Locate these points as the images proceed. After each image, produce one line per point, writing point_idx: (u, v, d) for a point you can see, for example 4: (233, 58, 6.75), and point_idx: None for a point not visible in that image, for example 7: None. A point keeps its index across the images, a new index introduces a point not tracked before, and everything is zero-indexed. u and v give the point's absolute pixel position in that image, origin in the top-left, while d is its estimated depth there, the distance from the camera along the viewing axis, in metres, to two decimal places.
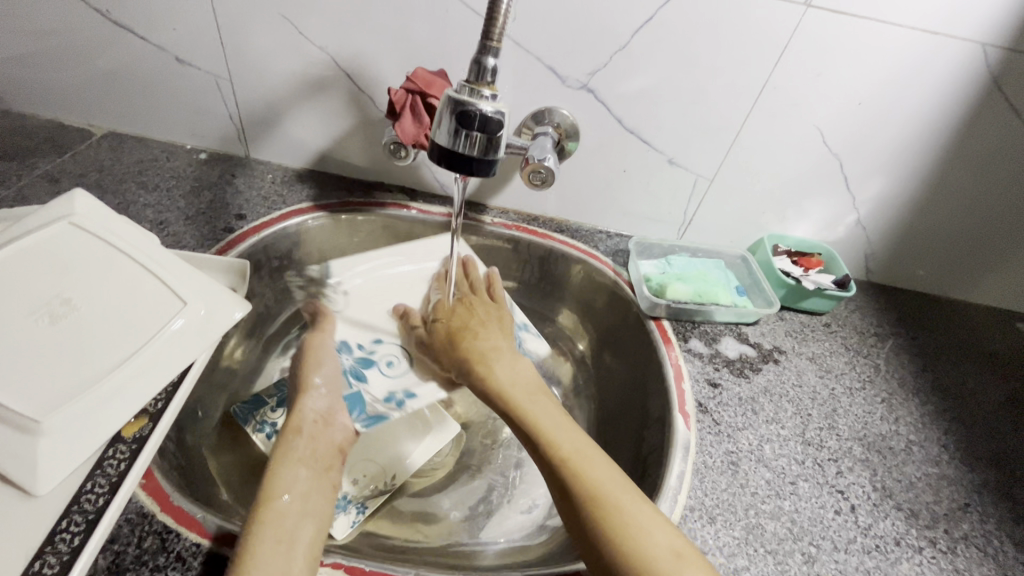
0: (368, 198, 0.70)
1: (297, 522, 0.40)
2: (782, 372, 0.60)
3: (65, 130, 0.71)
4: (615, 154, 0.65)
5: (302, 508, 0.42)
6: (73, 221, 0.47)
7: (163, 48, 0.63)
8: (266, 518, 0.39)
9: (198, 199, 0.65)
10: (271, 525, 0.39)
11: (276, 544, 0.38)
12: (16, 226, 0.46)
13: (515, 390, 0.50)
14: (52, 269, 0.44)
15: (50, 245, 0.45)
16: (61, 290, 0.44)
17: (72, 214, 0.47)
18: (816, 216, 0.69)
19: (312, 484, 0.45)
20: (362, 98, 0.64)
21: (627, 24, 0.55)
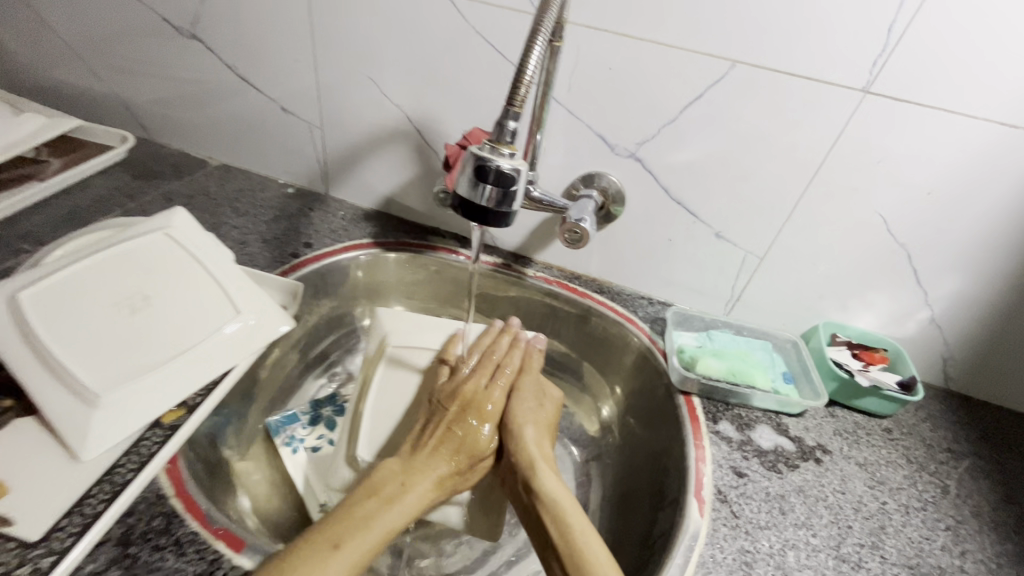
0: (422, 241, 0.75)
1: None
2: (824, 474, 0.54)
3: (189, 159, 0.85)
4: (661, 222, 0.65)
5: (377, 530, 0.45)
6: (168, 233, 0.56)
7: (273, 98, 0.75)
8: (385, 509, 0.46)
9: (277, 226, 0.74)
10: None
11: (376, 532, 0.44)
12: (125, 232, 0.55)
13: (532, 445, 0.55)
14: (138, 271, 0.52)
15: (144, 251, 0.54)
16: (141, 289, 0.51)
17: (168, 227, 0.56)
18: (881, 307, 0.63)
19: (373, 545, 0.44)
20: (427, 149, 0.70)
21: (676, 101, 0.56)
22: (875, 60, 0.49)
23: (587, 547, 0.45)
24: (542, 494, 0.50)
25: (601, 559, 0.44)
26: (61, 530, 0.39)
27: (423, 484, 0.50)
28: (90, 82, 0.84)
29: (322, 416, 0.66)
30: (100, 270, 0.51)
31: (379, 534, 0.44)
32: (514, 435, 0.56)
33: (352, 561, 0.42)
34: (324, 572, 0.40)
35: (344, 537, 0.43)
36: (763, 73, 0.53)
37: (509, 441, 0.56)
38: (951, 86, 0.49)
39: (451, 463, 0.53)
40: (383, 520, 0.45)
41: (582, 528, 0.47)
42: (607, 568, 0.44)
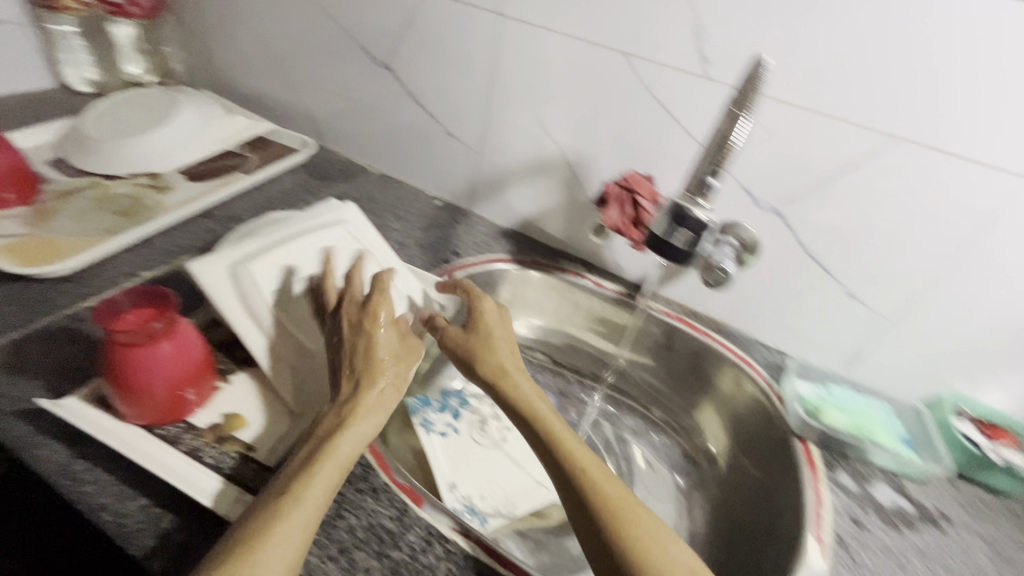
0: (553, 262, 0.83)
1: (306, 522, 0.40)
2: (945, 541, 0.55)
3: (355, 167, 0.98)
4: (792, 274, 0.68)
5: (335, 463, 0.44)
6: (348, 230, 0.66)
7: (442, 124, 0.86)
8: (333, 457, 0.44)
9: (430, 234, 0.84)
10: (285, 519, 0.40)
11: (322, 476, 0.43)
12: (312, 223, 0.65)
13: (537, 405, 0.52)
14: (317, 255, 0.61)
15: (314, 241, 0.62)
16: (331, 274, 0.60)
17: (348, 225, 0.66)
18: (1014, 386, 0.63)
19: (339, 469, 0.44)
20: (574, 183, 0.78)
21: (826, 168, 0.61)
22: None
23: (634, 530, 0.43)
24: (570, 459, 0.47)
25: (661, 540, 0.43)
26: None
27: (354, 433, 0.46)
28: (286, 95, 0.99)
29: (448, 407, 0.76)
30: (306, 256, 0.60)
31: (331, 471, 0.43)
32: (505, 386, 0.54)
33: (304, 518, 0.40)
34: (280, 516, 0.40)
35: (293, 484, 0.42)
36: (927, 151, 0.56)
37: (511, 391, 0.53)
38: None
39: (393, 386, 0.51)
40: (345, 437, 0.46)
41: (628, 507, 0.44)
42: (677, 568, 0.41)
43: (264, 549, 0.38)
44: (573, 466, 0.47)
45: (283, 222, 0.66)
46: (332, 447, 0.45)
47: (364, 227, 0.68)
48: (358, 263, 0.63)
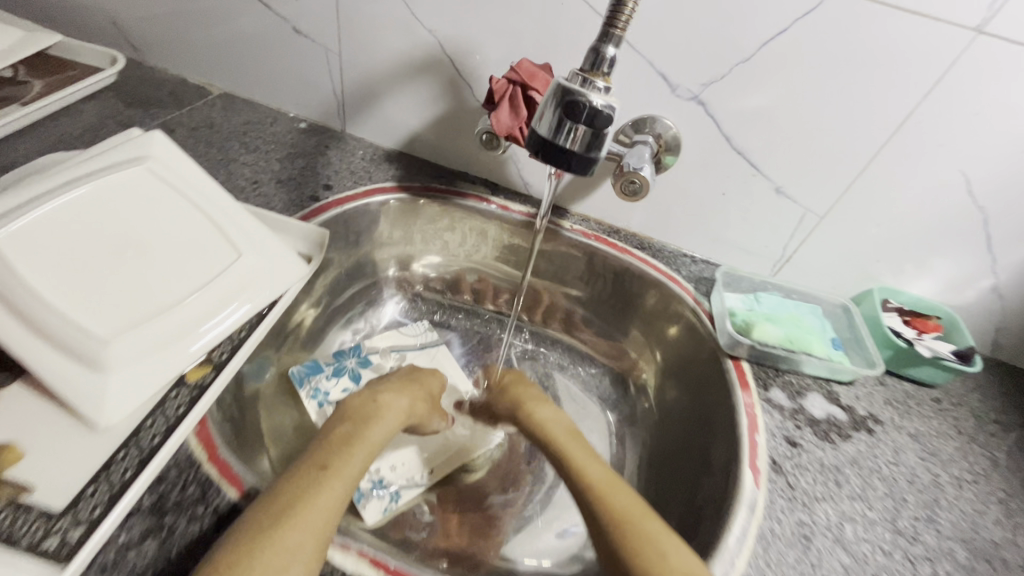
0: (450, 186, 0.69)
1: (327, 502, 0.39)
2: (877, 446, 0.52)
3: (187, 86, 0.76)
4: (717, 174, 0.59)
5: (359, 459, 0.45)
6: (150, 166, 0.48)
7: (285, 18, 0.66)
8: (358, 448, 0.45)
9: (291, 165, 0.67)
10: (308, 498, 0.38)
11: (359, 458, 0.44)
12: (93, 161, 0.46)
13: (562, 431, 0.52)
14: (103, 210, 0.44)
15: (96, 189, 0.44)
16: (128, 233, 0.44)
17: (149, 160, 0.47)
18: (941, 273, 0.60)
19: (363, 461, 0.45)
20: (461, 85, 0.63)
21: (753, 38, 0.50)
22: None
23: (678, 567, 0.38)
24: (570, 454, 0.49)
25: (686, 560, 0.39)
26: (87, 499, 0.36)
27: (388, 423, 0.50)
28: None
29: (345, 368, 0.63)
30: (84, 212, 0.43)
31: (364, 455, 0.45)
32: (535, 412, 0.55)
33: (331, 494, 0.40)
34: (308, 490, 0.39)
35: (333, 459, 0.43)
36: (869, 7, 0.46)
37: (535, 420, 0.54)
38: None
39: (415, 400, 0.55)
40: (373, 435, 0.48)
41: (620, 493, 0.44)
42: (670, 545, 0.39)
43: (289, 519, 0.36)
44: (573, 454, 0.49)
45: (53, 167, 0.47)
46: (364, 433, 0.47)
47: (177, 159, 0.50)
48: (170, 212, 0.46)
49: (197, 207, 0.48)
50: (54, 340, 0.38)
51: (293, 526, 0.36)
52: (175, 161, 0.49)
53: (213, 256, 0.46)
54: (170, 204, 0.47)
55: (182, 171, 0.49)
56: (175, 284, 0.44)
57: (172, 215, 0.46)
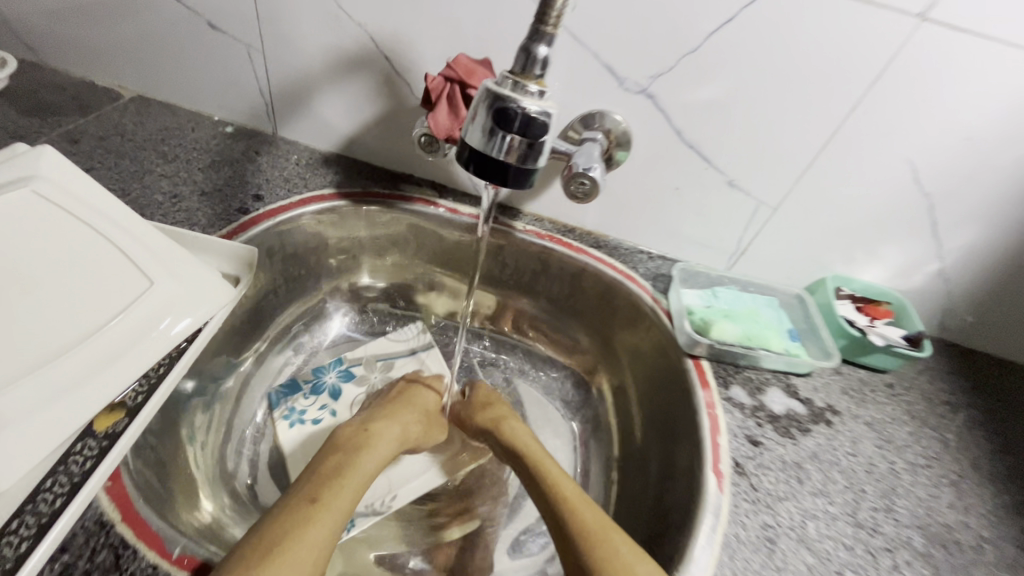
0: (394, 190, 0.65)
1: (321, 538, 0.40)
2: (835, 438, 0.52)
3: (94, 89, 0.69)
4: (670, 169, 0.58)
5: (350, 492, 0.45)
6: (37, 188, 0.42)
7: (198, 12, 0.60)
8: (350, 481, 0.46)
9: (217, 174, 0.62)
10: (299, 538, 0.39)
11: (349, 491, 0.45)
12: None
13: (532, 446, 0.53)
14: None
15: None
16: (16, 267, 0.39)
17: (36, 180, 0.42)
18: (892, 260, 0.60)
19: (355, 492, 0.45)
20: (398, 83, 0.59)
21: (699, 27, 0.48)
22: None
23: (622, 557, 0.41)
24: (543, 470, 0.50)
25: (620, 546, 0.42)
26: None
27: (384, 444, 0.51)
28: None
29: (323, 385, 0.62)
30: None
31: (354, 489, 0.45)
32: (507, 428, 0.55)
33: (326, 530, 0.40)
34: (306, 530, 0.40)
35: (322, 492, 0.43)
36: None
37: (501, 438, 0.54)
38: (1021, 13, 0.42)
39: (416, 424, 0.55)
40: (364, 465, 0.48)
41: (586, 507, 0.46)
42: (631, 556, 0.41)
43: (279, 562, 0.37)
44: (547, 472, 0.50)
45: None
46: (357, 463, 0.48)
47: (73, 177, 0.44)
48: (67, 239, 0.41)
49: (98, 231, 0.43)
50: None
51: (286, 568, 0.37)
52: (71, 179, 0.44)
53: (120, 285, 0.41)
54: (68, 229, 0.42)
55: (83, 192, 0.44)
56: (75, 320, 0.39)
57: (70, 242, 0.41)
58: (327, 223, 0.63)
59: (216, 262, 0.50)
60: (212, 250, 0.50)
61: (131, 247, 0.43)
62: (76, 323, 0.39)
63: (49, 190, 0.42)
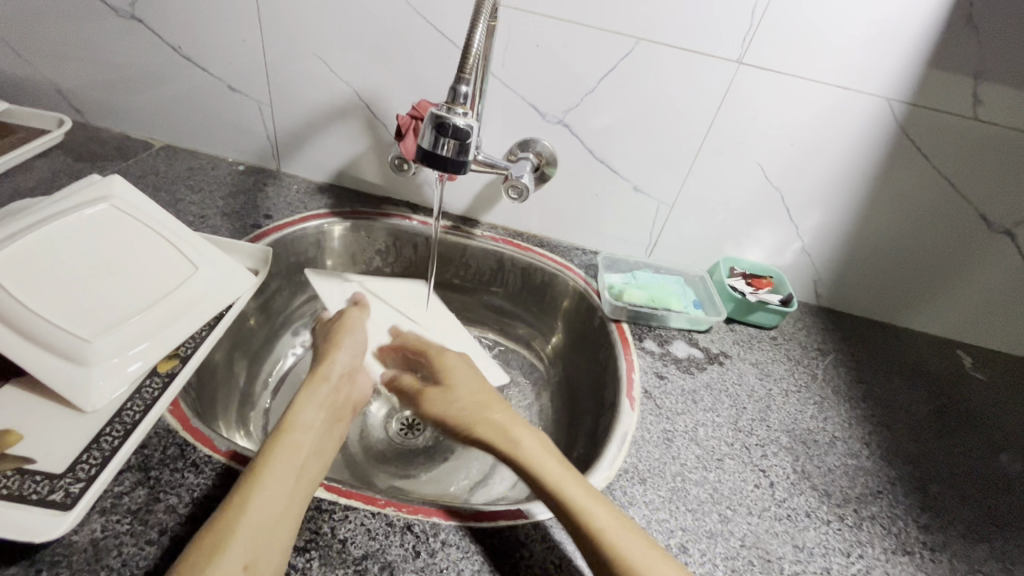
0: (377, 209, 0.82)
1: (264, 523, 0.38)
2: (725, 373, 0.67)
3: (130, 141, 0.85)
4: (588, 180, 0.76)
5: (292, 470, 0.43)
6: (113, 203, 0.57)
7: (220, 78, 0.77)
8: (280, 458, 0.43)
9: (234, 201, 0.77)
10: (239, 529, 0.38)
11: (280, 471, 0.42)
12: (65, 201, 0.55)
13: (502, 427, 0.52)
14: (75, 239, 0.53)
15: (72, 223, 0.54)
16: (101, 255, 0.53)
17: (113, 197, 0.57)
18: (766, 242, 0.78)
19: (302, 468, 0.43)
20: (377, 125, 0.77)
21: (593, 75, 0.67)
22: (745, 36, 0.61)
23: (577, 503, 0.44)
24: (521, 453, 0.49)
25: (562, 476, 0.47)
26: (83, 462, 0.43)
27: (313, 403, 0.50)
28: (10, 64, 0.81)
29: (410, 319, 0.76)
30: (60, 242, 0.52)
31: (299, 455, 0.44)
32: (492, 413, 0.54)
33: (263, 515, 0.39)
34: (238, 521, 0.38)
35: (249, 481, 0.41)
36: (663, 49, 0.63)
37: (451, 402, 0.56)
38: (804, 56, 0.62)
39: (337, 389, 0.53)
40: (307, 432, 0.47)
41: (565, 488, 0.45)
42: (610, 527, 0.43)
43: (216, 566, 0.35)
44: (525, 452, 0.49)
45: (28, 209, 0.56)
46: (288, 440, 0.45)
47: (137, 197, 0.60)
48: (136, 238, 0.56)
49: (157, 233, 0.58)
50: (44, 340, 0.46)
51: (239, 562, 0.36)
52: (135, 198, 0.59)
53: (175, 271, 0.56)
54: (136, 232, 0.57)
55: (145, 207, 0.59)
56: (144, 292, 0.53)
57: (137, 240, 0.56)
58: (325, 237, 0.79)
59: (240, 259, 0.65)
60: (238, 251, 0.65)
61: (181, 245, 0.58)
62: (145, 294, 0.53)
63: (122, 204, 0.57)
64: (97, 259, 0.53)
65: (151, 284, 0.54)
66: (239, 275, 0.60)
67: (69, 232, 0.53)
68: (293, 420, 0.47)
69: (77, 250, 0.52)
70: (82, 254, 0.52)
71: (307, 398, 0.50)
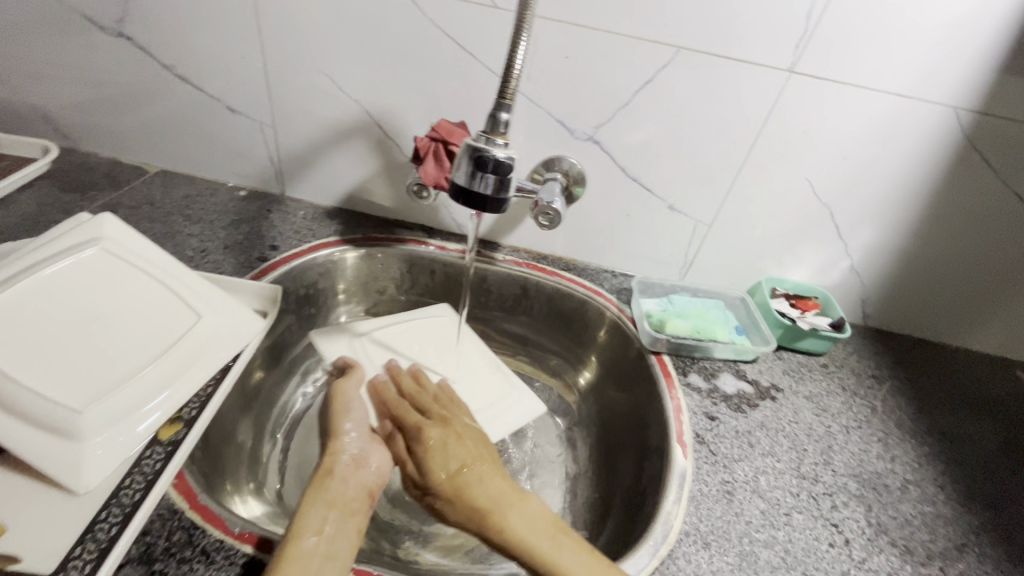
0: (390, 234, 0.76)
1: None
2: (779, 409, 0.62)
3: (123, 168, 0.80)
4: (619, 199, 0.70)
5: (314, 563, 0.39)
6: (105, 246, 0.51)
7: (218, 99, 0.71)
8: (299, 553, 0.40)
9: (237, 231, 0.72)
10: None
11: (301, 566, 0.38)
12: (51, 246, 0.49)
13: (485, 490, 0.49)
14: (62, 291, 0.47)
15: (60, 272, 0.48)
16: (91, 309, 0.47)
17: (104, 240, 0.51)
18: (812, 261, 0.72)
19: (322, 562, 0.40)
20: (390, 145, 0.71)
21: (627, 87, 0.61)
22: (797, 42, 0.56)
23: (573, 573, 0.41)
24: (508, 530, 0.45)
25: (584, 571, 0.41)
26: (76, 560, 0.38)
27: (321, 500, 0.45)
28: None
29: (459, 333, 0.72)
30: (46, 296, 0.46)
31: (314, 550, 0.40)
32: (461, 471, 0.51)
33: None
34: None
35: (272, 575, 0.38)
36: (704, 58, 0.58)
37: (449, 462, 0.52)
38: (863, 63, 0.56)
39: (354, 465, 0.51)
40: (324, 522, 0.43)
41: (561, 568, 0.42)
42: None
43: None
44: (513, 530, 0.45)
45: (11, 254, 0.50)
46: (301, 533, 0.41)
47: (132, 237, 0.54)
48: (131, 286, 0.50)
49: (156, 279, 0.52)
50: (28, 414, 0.40)
51: None
52: (130, 238, 0.53)
53: (176, 322, 0.50)
54: (131, 278, 0.50)
55: (141, 249, 0.53)
56: (142, 350, 0.47)
57: (133, 288, 0.50)
58: (334, 266, 0.73)
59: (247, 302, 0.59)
60: (246, 293, 0.59)
61: (181, 291, 0.52)
62: (142, 352, 0.47)
63: (115, 248, 0.52)
64: (88, 313, 0.47)
65: (149, 339, 0.48)
66: (247, 322, 0.54)
67: (56, 284, 0.47)
68: (302, 525, 0.42)
69: (66, 304, 0.46)
70: (70, 308, 0.46)
71: (315, 500, 0.45)
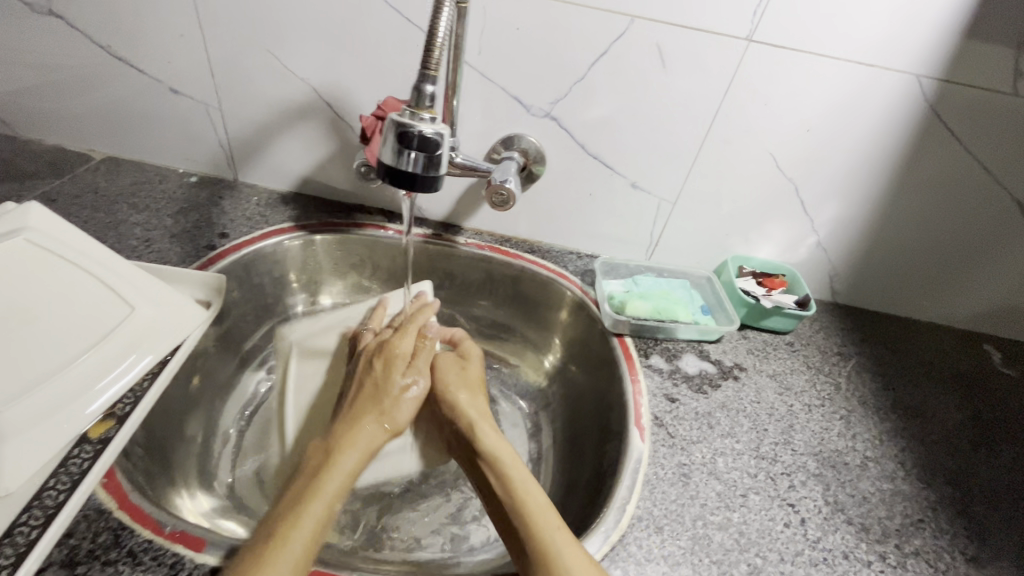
0: (348, 219, 0.73)
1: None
2: (741, 389, 0.61)
3: (66, 154, 0.76)
4: (580, 178, 0.68)
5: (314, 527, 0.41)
6: (28, 236, 0.49)
7: (160, 80, 0.68)
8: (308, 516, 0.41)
9: (185, 219, 0.69)
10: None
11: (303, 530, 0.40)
12: None
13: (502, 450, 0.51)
14: None
15: None
16: (13, 303, 0.45)
17: (28, 229, 0.49)
18: (779, 238, 0.71)
19: (320, 528, 0.41)
20: (341, 125, 0.68)
21: (582, 59, 0.59)
22: (754, 10, 0.53)
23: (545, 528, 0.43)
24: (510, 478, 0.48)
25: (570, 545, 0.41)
26: None
27: (349, 461, 0.47)
28: None
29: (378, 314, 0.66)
30: None
31: (320, 512, 0.42)
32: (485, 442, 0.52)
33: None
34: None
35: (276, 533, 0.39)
36: (660, 28, 0.55)
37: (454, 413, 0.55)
38: (822, 31, 0.54)
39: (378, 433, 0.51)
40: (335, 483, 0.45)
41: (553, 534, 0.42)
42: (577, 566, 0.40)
43: None
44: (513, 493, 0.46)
45: None
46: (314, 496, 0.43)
47: (60, 226, 0.51)
48: (58, 278, 0.48)
49: (86, 269, 0.49)
50: None
51: None
52: (58, 228, 0.51)
53: (108, 313, 0.48)
54: (58, 270, 0.48)
55: (71, 238, 0.51)
56: (68, 344, 0.45)
57: (60, 279, 0.48)
58: (288, 253, 0.71)
59: (191, 293, 0.57)
60: (189, 283, 0.57)
61: (114, 282, 0.50)
62: (68, 345, 0.44)
63: (41, 238, 0.49)
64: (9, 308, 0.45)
65: (76, 333, 0.46)
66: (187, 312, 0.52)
67: None
68: (323, 484, 0.44)
69: None
70: None
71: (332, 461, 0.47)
